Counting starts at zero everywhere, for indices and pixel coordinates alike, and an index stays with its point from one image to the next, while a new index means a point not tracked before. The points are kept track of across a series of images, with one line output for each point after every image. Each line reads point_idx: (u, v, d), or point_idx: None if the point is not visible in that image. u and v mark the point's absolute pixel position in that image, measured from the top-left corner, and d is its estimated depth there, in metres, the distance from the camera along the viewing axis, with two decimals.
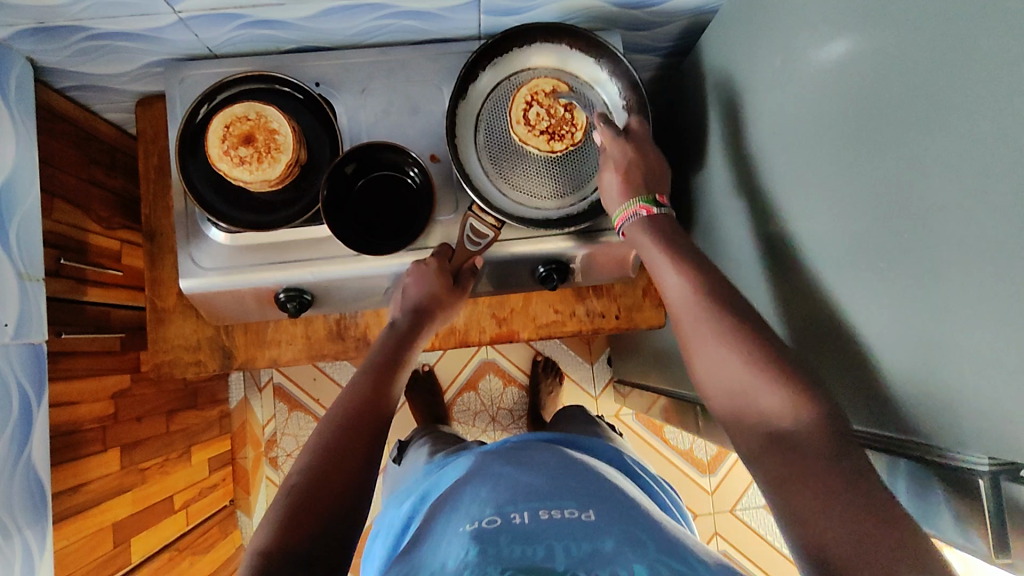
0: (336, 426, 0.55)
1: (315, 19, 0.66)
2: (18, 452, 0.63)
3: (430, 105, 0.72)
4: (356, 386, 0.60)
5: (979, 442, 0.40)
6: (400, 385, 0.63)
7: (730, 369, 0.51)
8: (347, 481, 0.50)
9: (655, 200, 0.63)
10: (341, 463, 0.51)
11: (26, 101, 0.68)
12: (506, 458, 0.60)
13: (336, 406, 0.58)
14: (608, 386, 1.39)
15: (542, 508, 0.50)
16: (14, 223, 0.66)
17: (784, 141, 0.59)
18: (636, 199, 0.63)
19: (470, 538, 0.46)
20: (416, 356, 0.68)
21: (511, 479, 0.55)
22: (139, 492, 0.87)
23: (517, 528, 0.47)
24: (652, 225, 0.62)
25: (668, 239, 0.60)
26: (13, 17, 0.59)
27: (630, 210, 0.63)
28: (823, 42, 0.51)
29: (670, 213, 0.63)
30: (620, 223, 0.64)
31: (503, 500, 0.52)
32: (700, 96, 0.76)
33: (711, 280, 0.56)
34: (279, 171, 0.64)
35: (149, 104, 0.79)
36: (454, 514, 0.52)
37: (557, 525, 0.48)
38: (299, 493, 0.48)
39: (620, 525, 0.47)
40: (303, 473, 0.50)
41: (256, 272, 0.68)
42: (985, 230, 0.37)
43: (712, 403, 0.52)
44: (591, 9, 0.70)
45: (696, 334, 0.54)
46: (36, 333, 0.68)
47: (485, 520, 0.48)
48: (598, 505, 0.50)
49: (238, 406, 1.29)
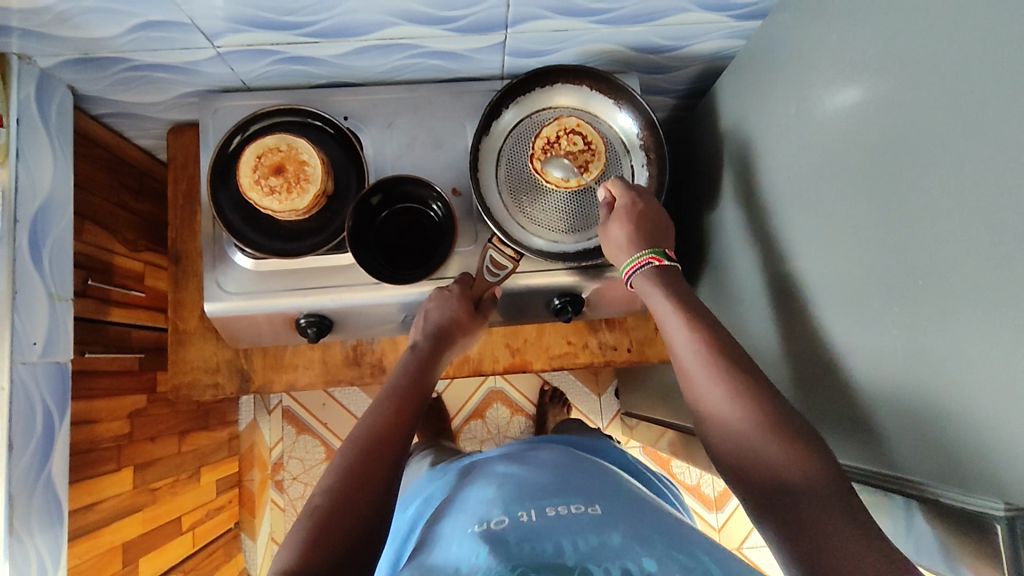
0: (358, 445, 0.55)
1: (347, 57, 0.69)
2: (39, 468, 0.64)
3: (453, 140, 0.74)
4: (379, 406, 0.60)
5: (981, 486, 0.41)
6: (423, 400, 0.63)
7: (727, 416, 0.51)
8: (367, 503, 0.51)
9: (664, 252, 0.64)
10: (363, 485, 0.52)
11: (65, 127, 0.70)
12: (509, 458, 0.61)
13: (360, 424, 0.58)
14: (616, 419, 1.39)
15: (549, 506, 0.50)
16: (47, 244, 0.67)
17: (794, 184, 0.61)
18: (647, 249, 0.64)
19: (480, 539, 0.46)
20: (438, 377, 0.69)
21: (516, 478, 0.56)
22: (150, 512, 0.87)
23: (526, 526, 0.47)
24: (660, 277, 0.62)
25: (674, 289, 0.61)
26: (60, 49, 0.62)
27: (639, 261, 0.63)
28: (836, 93, 0.54)
29: (677, 267, 0.64)
30: (629, 272, 0.64)
31: (510, 500, 0.52)
32: (714, 138, 0.79)
33: (706, 319, 0.57)
34: (307, 201, 0.66)
35: (181, 132, 0.82)
36: (459, 515, 0.52)
37: (566, 521, 0.48)
38: (324, 513, 0.49)
39: (622, 519, 0.47)
40: (326, 494, 0.51)
41: (278, 298, 0.69)
42: (992, 280, 0.39)
43: (716, 444, 0.51)
44: (611, 53, 0.73)
45: (698, 383, 0.54)
46: (63, 352, 0.69)
47: (493, 520, 0.49)
48: (603, 500, 0.51)
49: (246, 429, 1.30)
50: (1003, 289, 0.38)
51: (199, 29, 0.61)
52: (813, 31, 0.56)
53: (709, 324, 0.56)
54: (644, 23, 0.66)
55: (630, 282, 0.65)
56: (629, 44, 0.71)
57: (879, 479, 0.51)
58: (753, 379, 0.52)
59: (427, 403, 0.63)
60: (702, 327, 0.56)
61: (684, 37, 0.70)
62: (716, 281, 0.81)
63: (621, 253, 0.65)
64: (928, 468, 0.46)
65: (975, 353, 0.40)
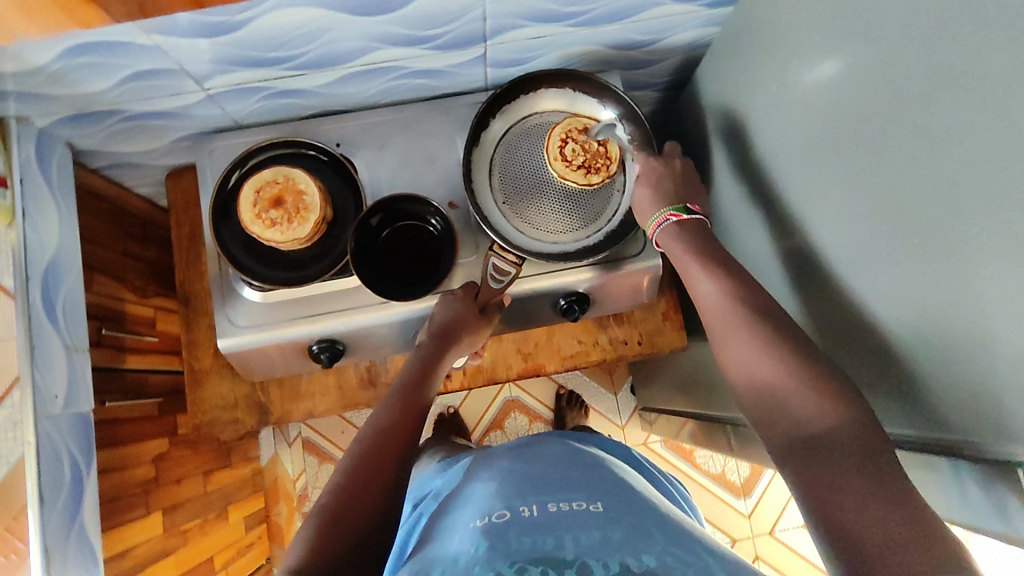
0: (362, 449, 0.57)
1: (334, 85, 0.71)
2: (70, 520, 0.65)
3: (444, 155, 0.75)
4: (383, 412, 0.62)
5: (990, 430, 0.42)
6: (423, 403, 0.66)
7: (758, 373, 0.52)
8: (373, 500, 0.52)
9: (686, 208, 0.66)
10: (367, 484, 0.53)
11: (66, 183, 0.72)
12: (513, 453, 0.63)
13: (364, 430, 0.60)
14: (634, 416, 1.39)
15: (551, 501, 0.50)
16: (60, 298, 0.69)
17: (783, 161, 0.62)
18: (667, 207, 0.66)
19: (480, 533, 0.46)
20: (440, 378, 0.70)
21: (519, 473, 0.57)
22: (182, 554, 0.88)
23: (526, 520, 0.48)
24: (680, 232, 0.64)
25: (699, 246, 0.62)
26: (55, 107, 0.63)
27: (661, 217, 0.66)
28: (812, 66, 0.55)
29: (702, 221, 0.65)
30: (653, 230, 0.66)
31: (512, 495, 0.52)
32: (700, 126, 0.80)
33: (737, 274, 0.59)
34: (308, 229, 0.67)
35: (179, 175, 0.84)
36: (465, 509, 0.53)
37: (568, 515, 0.48)
38: (329, 514, 0.50)
39: (624, 518, 0.47)
40: (331, 496, 0.52)
41: (290, 327, 0.70)
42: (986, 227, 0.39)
43: (745, 400, 0.53)
44: (590, 53, 0.74)
45: (731, 344, 0.55)
46: (84, 403, 0.70)
47: (495, 515, 0.49)
48: (606, 499, 0.51)
49: (268, 464, 1.29)
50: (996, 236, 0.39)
51: (188, 73, 0.62)
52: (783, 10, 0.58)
53: (741, 280, 0.58)
54: (619, 22, 0.68)
55: (654, 241, 0.67)
56: (606, 42, 0.72)
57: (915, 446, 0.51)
58: (790, 338, 0.52)
59: (427, 409, 0.65)
60: (734, 282, 0.58)
61: (660, 31, 0.71)
62: None
63: (647, 213, 0.68)
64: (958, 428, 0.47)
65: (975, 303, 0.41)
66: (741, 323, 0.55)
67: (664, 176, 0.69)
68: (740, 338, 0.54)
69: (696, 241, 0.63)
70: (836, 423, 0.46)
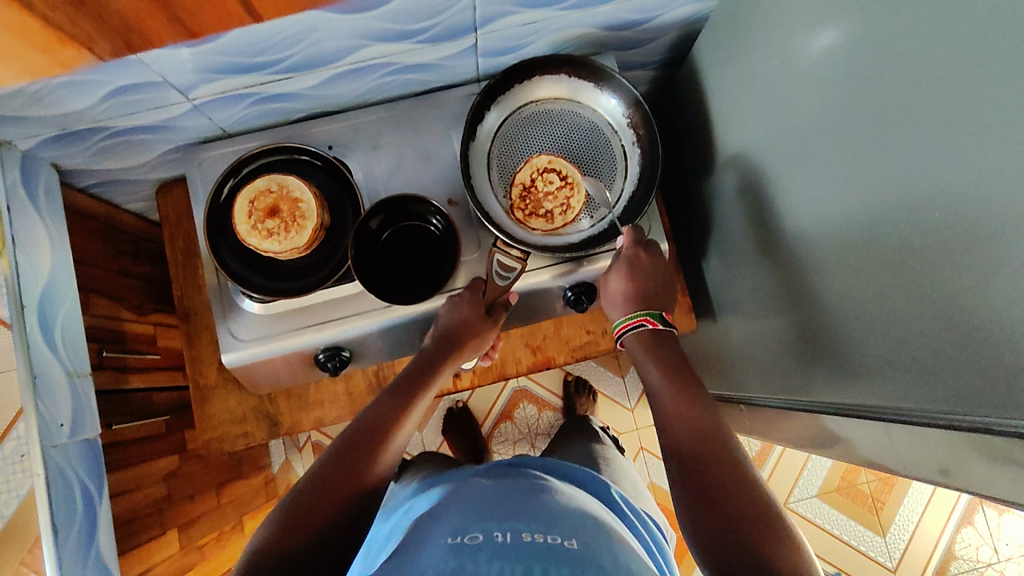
0: (349, 441, 0.59)
1: (322, 86, 0.69)
2: (86, 548, 0.64)
3: (440, 151, 0.74)
4: (378, 406, 0.64)
5: None
6: (421, 404, 0.66)
7: (721, 479, 0.52)
8: (347, 495, 0.55)
9: (660, 315, 0.70)
10: (345, 479, 0.56)
11: (55, 205, 0.70)
12: (498, 475, 0.60)
13: (357, 421, 0.62)
14: (644, 398, 1.38)
15: (526, 530, 0.48)
16: (57, 324, 0.67)
17: (788, 136, 0.61)
18: (643, 311, 0.69)
19: (448, 552, 0.45)
20: (434, 391, 0.69)
21: (500, 496, 0.55)
22: (201, 570, 0.87)
23: (498, 546, 0.46)
24: (654, 341, 0.68)
25: (661, 355, 0.67)
26: (37, 128, 0.61)
27: (633, 320, 0.70)
28: (818, 37, 0.53)
29: (672, 332, 0.70)
30: (620, 331, 0.71)
31: (487, 517, 0.50)
32: (698, 104, 0.78)
33: (691, 384, 0.63)
34: (306, 238, 0.66)
35: (170, 188, 0.82)
36: (437, 526, 0.51)
37: (540, 546, 0.46)
38: (303, 501, 0.53)
39: (599, 560, 0.44)
40: (311, 481, 0.55)
41: (294, 337, 0.69)
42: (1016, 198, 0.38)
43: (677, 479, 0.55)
44: (583, 36, 0.72)
45: (678, 429, 0.58)
46: (91, 428, 0.69)
47: (467, 535, 0.47)
48: (581, 536, 0.48)
49: (281, 470, 1.29)
50: None
51: (172, 85, 0.60)
52: None
53: (698, 391, 0.62)
54: (612, 2, 0.66)
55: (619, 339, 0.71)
56: (599, 24, 0.70)
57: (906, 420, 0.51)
58: (756, 473, 0.53)
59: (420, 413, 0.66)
60: (694, 391, 0.62)
61: (654, 9, 0.69)
62: (724, 247, 0.80)
63: (618, 305, 0.71)
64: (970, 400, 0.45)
65: None
66: (695, 420, 0.58)
67: (640, 273, 0.69)
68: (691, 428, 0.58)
69: (667, 351, 0.67)
70: (760, 522, 0.48)
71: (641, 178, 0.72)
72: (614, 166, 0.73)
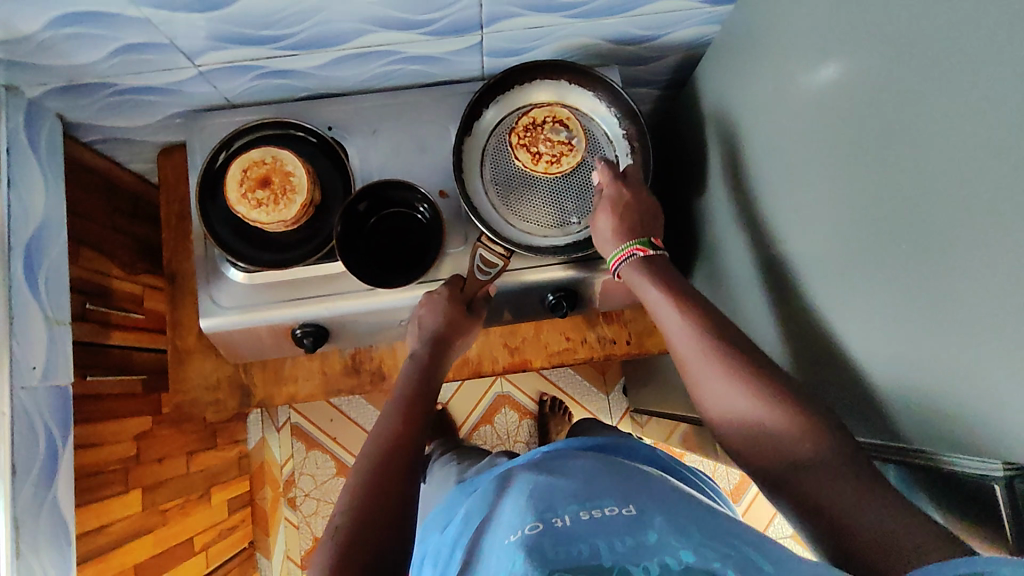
0: (373, 459, 0.54)
1: (327, 67, 0.70)
2: (43, 493, 0.64)
3: (437, 143, 0.75)
4: (386, 421, 0.59)
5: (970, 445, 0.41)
6: (431, 403, 0.63)
7: (746, 412, 0.51)
8: (391, 512, 0.49)
9: (650, 242, 0.65)
10: (382, 493, 0.51)
11: (55, 155, 0.71)
12: (539, 464, 0.58)
13: (370, 439, 0.57)
14: (625, 417, 1.38)
15: (584, 509, 0.47)
16: (43, 270, 0.68)
17: (777, 163, 0.61)
18: (634, 241, 0.64)
19: (516, 548, 0.43)
20: (442, 381, 0.68)
21: (546, 480, 0.53)
22: (161, 533, 0.87)
23: (561, 530, 0.45)
24: (648, 265, 0.63)
25: (666, 277, 0.62)
26: (45, 77, 0.63)
27: (627, 251, 0.64)
28: (810, 66, 0.54)
29: (665, 255, 0.64)
30: (615, 264, 0.65)
31: (544, 505, 0.49)
32: (697, 125, 0.79)
33: (699, 307, 0.58)
34: (294, 211, 0.67)
35: (171, 153, 0.83)
36: (494, 528, 0.49)
37: (604, 523, 0.45)
38: (349, 528, 0.47)
39: (660, 517, 0.45)
40: (346, 512, 0.49)
41: (273, 309, 0.70)
42: (978, 235, 0.38)
43: (722, 430, 0.53)
44: (588, 46, 0.73)
45: (699, 378, 0.54)
46: (63, 376, 0.70)
47: (527, 527, 0.46)
48: (640, 499, 0.48)
49: (256, 447, 1.29)
50: (982, 244, 0.38)
51: (179, 49, 0.62)
52: (783, 8, 0.57)
53: (705, 314, 0.57)
54: (617, 15, 0.67)
55: (616, 273, 0.66)
56: (605, 36, 0.71)
57: (889, 454, 0.51)
58: (770, 375, 0.51)
59: (433, 413, 0.62)
60: (700, 317, 0.57)
61: (659, 27, 0.70)
62: (711, 268, 0.80)
63: (609, 244, 0.65)
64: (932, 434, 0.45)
65: (961, 313, 0.40)
66: (709, 360, 0.54)
67: (627, 205, 0.65)
68: (713, 374, 0.53)
69: (665, 275, 0.62)
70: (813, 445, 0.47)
71: None
72: None
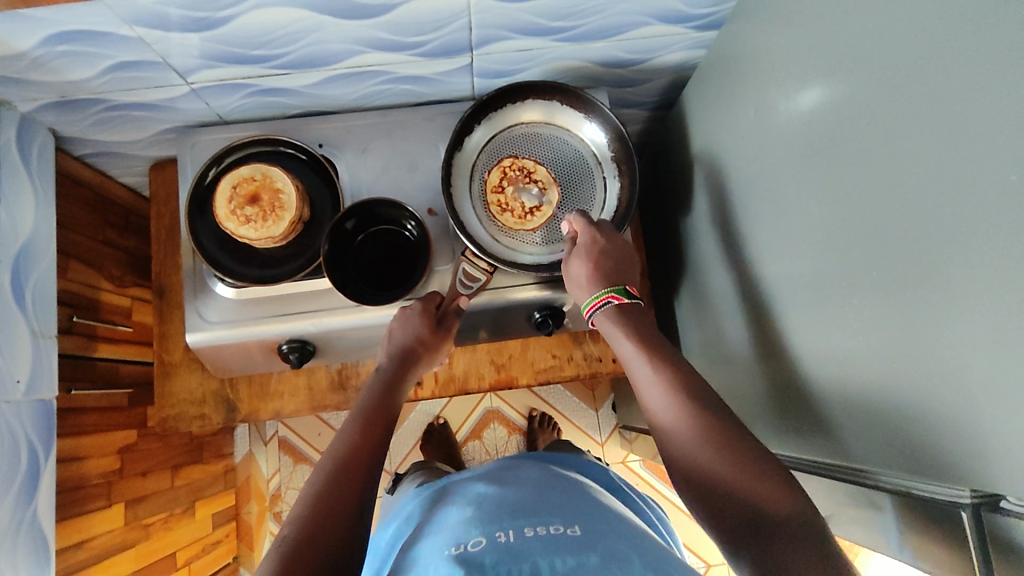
0: (331, 469, 0.54)
1: (319, 86, 0.71)
2: (24, 508, 0.64)
3: (426, 162, 0.76)
4: (349, 429, 0.59)
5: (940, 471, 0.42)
6: (396, 413, 0.64)
7: (700, 445, 0.50)
8: (341, 524, 0.50)
9: (625, 290, 0.65)
10: (336, 505, 0.51)
11: (46, 169, 0.72)
12: (489, 479, 0.66)
13: (332, 446, 0.57)
14: (614, 433, 1.38)
15: (527, 525, 0.54)
16: (30, 283, 0.69)
17: (758, 187, 0.62)
18: (607, 288, 0.64)
19: (455, 561, 0.50)
20: (405, 399, 0.67)
21: (493, 498, 0.61)
22: (142, 549, 0.87)
23: (501, 545, 0.51)
24: (619, 313, 0.63)
25: (632, 316, 0.63)
26: (37, 92, 0.64)
27: (600, 299, 0.64)
28: (790, 94, 0.55)
29: (639, 303, 0.65)
30: (590, 312, 0.65)
31: (489, 520, 0.56)
32: (684, 147, 0.80)
33: (660, 346, 0.59)
34: (283, 228, 0.67)
35: (163, 167, 0.84)
36: (439, 536, 0.57)
37: (543, 539, 0.52)
38: (300, 537, 0.48)
39: (602, 542, 0.51)
40: (297, 520, 0.49)
41: (260, 325, 0.70)
42: (948, 262, 0.39)
43: (672, 461, 0.53)
44: (577, 69, 0.75)
45: (659, 411, 0.55)
46: (47, 389, 0.70)
47: (470, 543, 0.53)
48: (582, 522, 0.55)
49: (242, 461, 1.28)
50: (952, 273, 0.39)
51: (172, 67, 0.63)
52: (765, 36, 0.58)
53: (668, 354, 0.58)
54: (606, 39, 0.68)
55: (592, 320, 0.66)
56: (594, 59, 0.73)
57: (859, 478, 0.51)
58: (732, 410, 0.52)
59: (396, 423, 0.62)
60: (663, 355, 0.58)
61: (647, 50, 0.72)
62: (696, 288, 0.81)
63: (584, 290, 0.66)
64: (898, 464, 0.45)
65: (932, 340, 0.40)
66: (670, 393, 0.54)
67: (602, 254, 0.66)
68: (671, 407, 0.54)
69: (632, 314, 0.63)
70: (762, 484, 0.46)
71: (617, 209, 0.74)
72: (592, 195, 0.75)
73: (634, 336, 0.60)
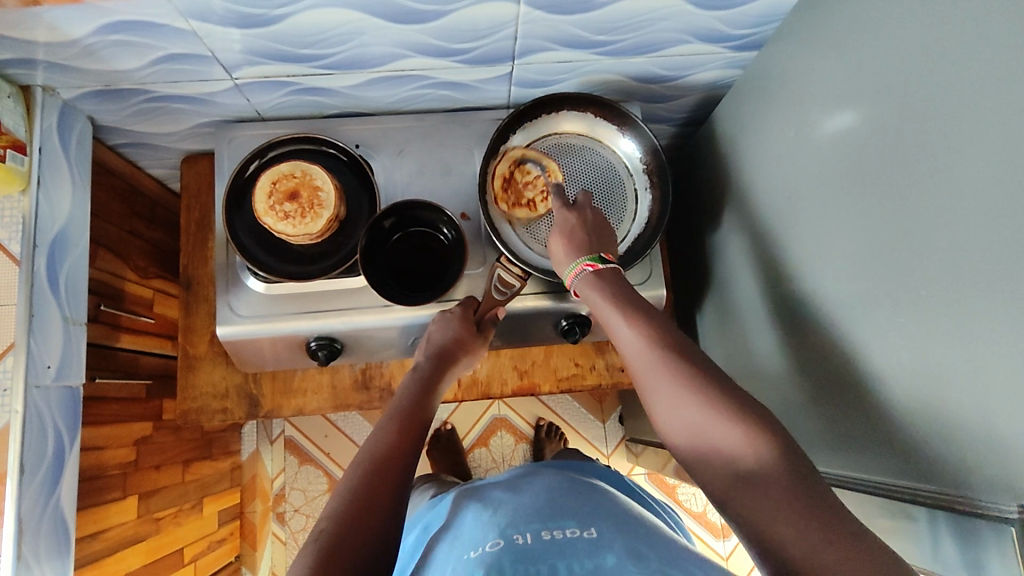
0: (365, 469, 0.54)
1: (360, 88, 0.72)
2: (47, 494, 0.64)
3: (461, 167, 0.76)
4: (379, 433, 0.58)
5: (983, 485, 0.42)
6: (429, 416, 0.63)
7: (705, 429, 0.49)
8: (373, 523, 0.50)
9: (602, 257, 0.63)
10: (370, 505, 0.51)
11: (83, 157, 0.72)
12: (510, 484, 0.66)
13: (364, 447, 0.57)
14: (621, 446, 1.38)
15: (545, 529, 0.55)
16: (63, 269, 0.69)
17: (793, 204, 0.63)
18: (582, 258, 0.63)
19: (474, 565, 0.51)
20: (439, 402, 0.67)
21: (511, 501, 0.61)
22: (153, 542, 0.86)
23: (519, 549, 0.52)
24: (599, 279, 0.61)
25: (615, 286, 0.60)
26: (83, 80, 0.64)
27: (577, 268, 0.63)
28: (829, 115, 0.56)
29: (617, 267, 0.62)
30: (570, 281, 0.64)
31: (506, 523, 0.56)
32: (713, 163, 0.81)
33: (651, 317, 0.57)
34: (320, 226, 0.68)
35: (195, 161, 0.84)
36: (458, 541, 0.57)
37: (560, 543, 0.52)
38: (331, 537, 0.47)
39: (615, 540, 0.52)
40: (330, 518, 0.49)
41: (289, 321, 0.70)
42: (994, 282, 0.40)
43: (678, 445, 0.52)
44: (613, 82, 0.76)
45: (660, 395, 0.52)
46: (75, 376, 0.70)
47: (488, 545, 0.54)
48: (598, 522, 0.55)
49: (248, 459, 1.28)
50: (1000, 292, 0.39)
51: (218, 61, 0.63)
52: (805, 58, 0.60)
53: (658, 325, 0.56)
54: (645, 54, 0.70)
55: (573, 291, 0.64)
56: (630, 74, 0.74)
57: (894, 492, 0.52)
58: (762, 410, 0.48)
59: (430, 426, 0.62)
60: (651, 327, 0.56)
61: (682, 67, 0.73)
62: (720, 302, 0.82)
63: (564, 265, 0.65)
64: (941, 477, 0.46)
65: (977, 357, 0.41)
66: (666, 375, 0.52)
67: (577, 227, 0.65)
68: (668, 391, 0.52)
69: (616, 284, 0.60)
70: (772, 467, 0.45)
71: (648, 222, 0.75)
72: (624, 208, 0.76)
73: (620, 309, 0.58)
